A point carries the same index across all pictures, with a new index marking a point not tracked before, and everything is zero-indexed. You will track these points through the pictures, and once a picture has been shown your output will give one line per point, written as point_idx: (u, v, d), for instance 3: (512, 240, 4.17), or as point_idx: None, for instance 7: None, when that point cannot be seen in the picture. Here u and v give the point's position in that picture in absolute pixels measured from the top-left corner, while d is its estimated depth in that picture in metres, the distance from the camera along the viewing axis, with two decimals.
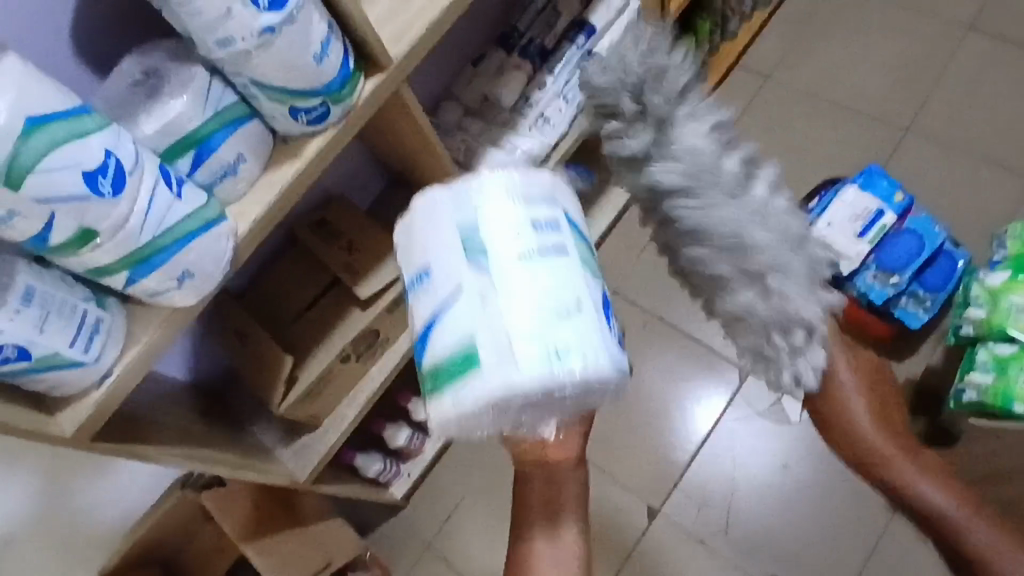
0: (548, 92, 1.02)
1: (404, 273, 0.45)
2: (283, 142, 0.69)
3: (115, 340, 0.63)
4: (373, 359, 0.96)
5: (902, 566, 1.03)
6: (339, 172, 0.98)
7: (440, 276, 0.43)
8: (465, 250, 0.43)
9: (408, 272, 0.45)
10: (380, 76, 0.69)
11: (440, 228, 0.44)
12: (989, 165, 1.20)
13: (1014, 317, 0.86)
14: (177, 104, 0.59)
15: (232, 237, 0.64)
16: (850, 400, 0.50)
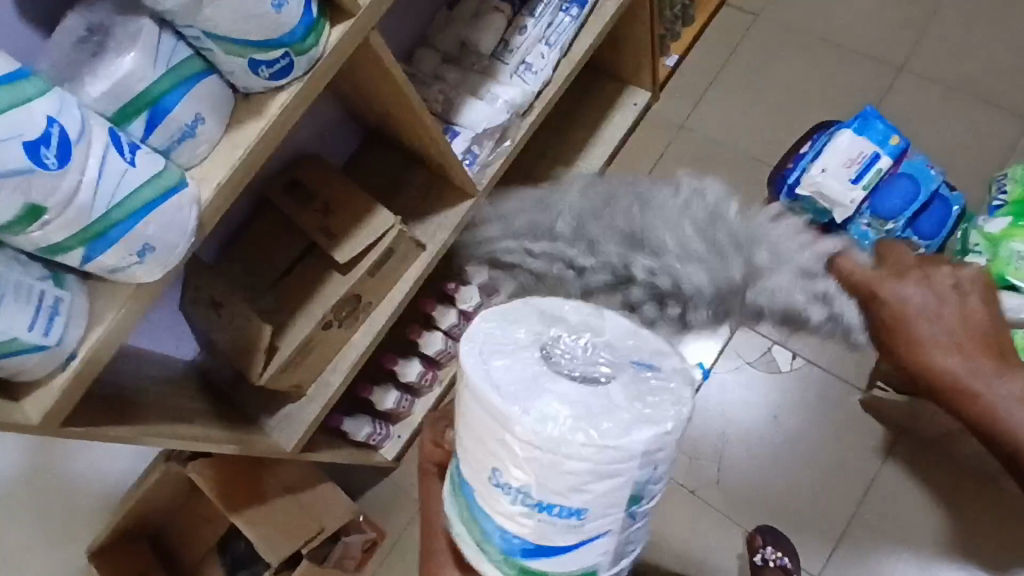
0: (530, 36, 0.95)
1: (540, 495, 0.42)
2: (245, 99, 0.64)
3: (77, 321, 0.59)
4: (355, 326, 0.93)
5: (888, 511, 1.04)
6: (311, 128, 0.93)
7: (596, 517, 0.43)
8: (614, 511, 0.44)
9: (558, 501, 0.42)
10: (347, 23, 0.64)
11: (600, 488, 0.42)
12: (985, 103, 1.16)
13: (1013, 264, 0.82)
14: (124, 62, 0.53)
15: (195, 207, 0.60)
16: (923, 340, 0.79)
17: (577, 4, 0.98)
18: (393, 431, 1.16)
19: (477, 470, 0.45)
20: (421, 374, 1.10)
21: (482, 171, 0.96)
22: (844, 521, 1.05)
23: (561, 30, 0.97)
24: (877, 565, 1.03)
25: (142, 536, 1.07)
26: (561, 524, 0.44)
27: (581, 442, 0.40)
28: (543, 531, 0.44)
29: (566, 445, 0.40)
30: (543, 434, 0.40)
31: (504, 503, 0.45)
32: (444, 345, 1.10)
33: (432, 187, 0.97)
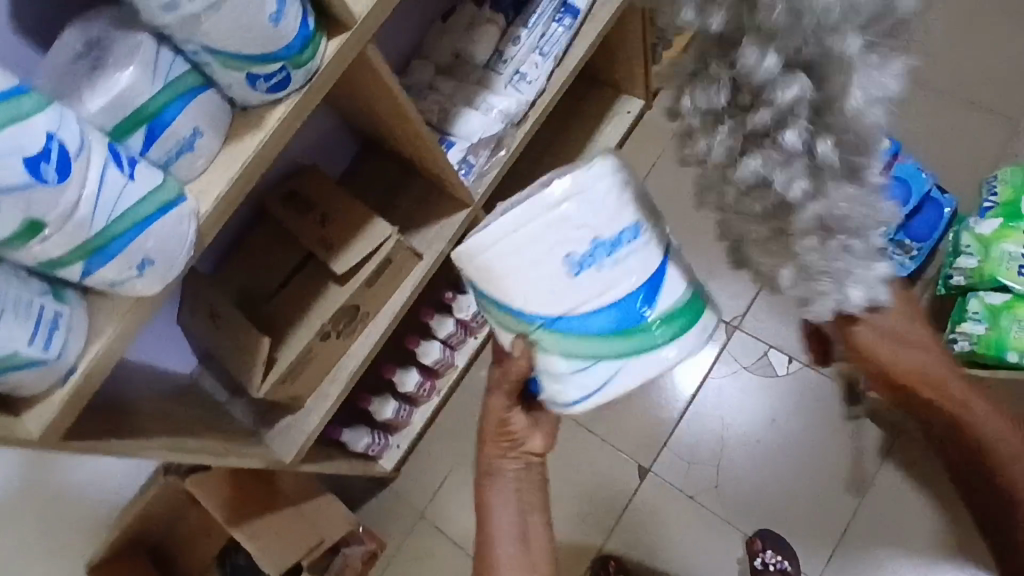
0: (523, 46, 0.96)
1: (609, 232, 0.52)
2: (243, 112, 0.64)
3: (77, 335, 0.59)
4: (353, 336, 0.93)
5: (886, 513, 1.05)
6: (308, 140, 0.94)
7: (649, 233, 0.55)
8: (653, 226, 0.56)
9: (619, 229, 0.53)
10: (344, 37, 0.64)
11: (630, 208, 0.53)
12: (974, 108, 1.17)
13: (1006, 265, 0.85)
14: (123, 77, 0.54)
15: (194, 219, 0.60)
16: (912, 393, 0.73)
17: (571, 14, 0.99)
18: (391, 441, 1.16)
19: (532, 299, 0.54)
20: (419, 383, 1.11)
21: (478, 181, 0.98)
22: (843, 524, 1.06)
23: (554, 41, 0.98)
24: (876, 567, 1.04)
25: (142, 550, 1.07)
26: (633, 248, 0.54)
27: (599, 191, 0.52)
28: (621, 279, 0.54)
29: (586, 201, 0.51)
30: (568, 203, 0.51)
31: (597, 274, 0.53)
32: (442, 354, 1.10)
33: (428, 196, 0.98)
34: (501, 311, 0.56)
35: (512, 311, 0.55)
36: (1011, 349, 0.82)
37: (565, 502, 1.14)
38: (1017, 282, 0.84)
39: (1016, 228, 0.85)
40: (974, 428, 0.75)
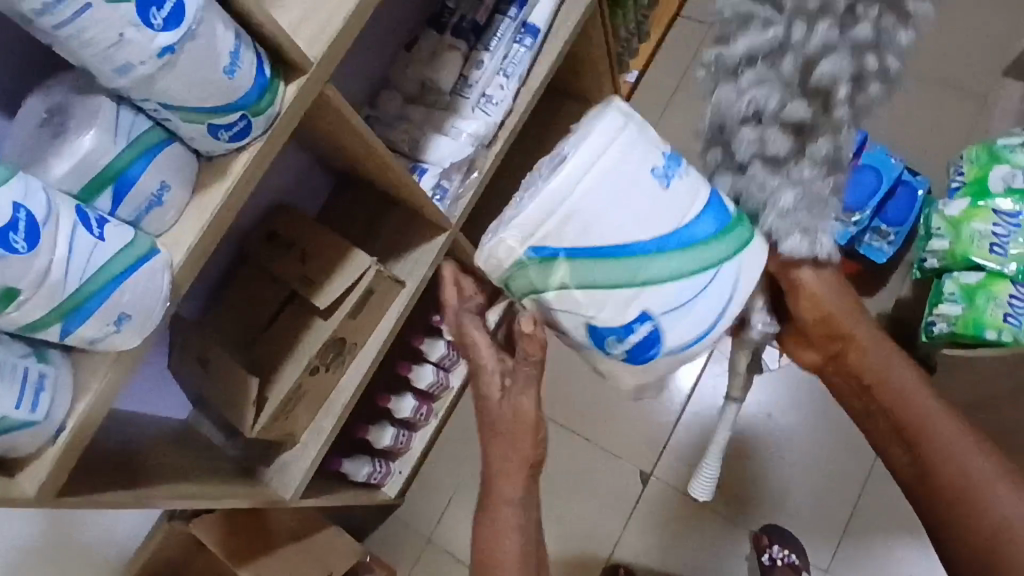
0: (486, 69, 0.98)
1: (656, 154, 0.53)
2: (209, 162, 0.66)
3: (63, 394, 0.60)
4: (343, 368, 0.94)
5: (891, 499, 1.05)
6: (283, 179, 0.96)
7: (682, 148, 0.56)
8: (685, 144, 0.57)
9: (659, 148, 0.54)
10: (301, 80, 0.66)
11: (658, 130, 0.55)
12: (941, 88, 1.18)
13: (977, 244, 0.85)
14: (86, 140, 0.55)
15: (168, 271, 0.61)
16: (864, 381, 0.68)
17: (531, 34, 1.01)
18: (393, 467, 1.17)
19: (623, 228, 0.51)
20: (415, 408, 1.12)
21: (454, 205, 0.99)
22: (848, 513, 1.06)
23: (517, 61, 1.00)
24: (886, 554, 1.03)
25: None
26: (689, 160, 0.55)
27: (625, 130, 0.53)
28: (689, 190, 0.54)
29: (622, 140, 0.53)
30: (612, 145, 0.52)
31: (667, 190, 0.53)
32: (435, 377, 1.11)
33: (407, 224, 0.99)
34: (581, 264, 0.52)
35: (596, 253, 0.52)
36: (989, 326, 0.83)
37: (571, 514, 1.14)
38: (990, 260, 0.85)
39: (985, 207, 0.86)
40: (926, 440, 0.64)
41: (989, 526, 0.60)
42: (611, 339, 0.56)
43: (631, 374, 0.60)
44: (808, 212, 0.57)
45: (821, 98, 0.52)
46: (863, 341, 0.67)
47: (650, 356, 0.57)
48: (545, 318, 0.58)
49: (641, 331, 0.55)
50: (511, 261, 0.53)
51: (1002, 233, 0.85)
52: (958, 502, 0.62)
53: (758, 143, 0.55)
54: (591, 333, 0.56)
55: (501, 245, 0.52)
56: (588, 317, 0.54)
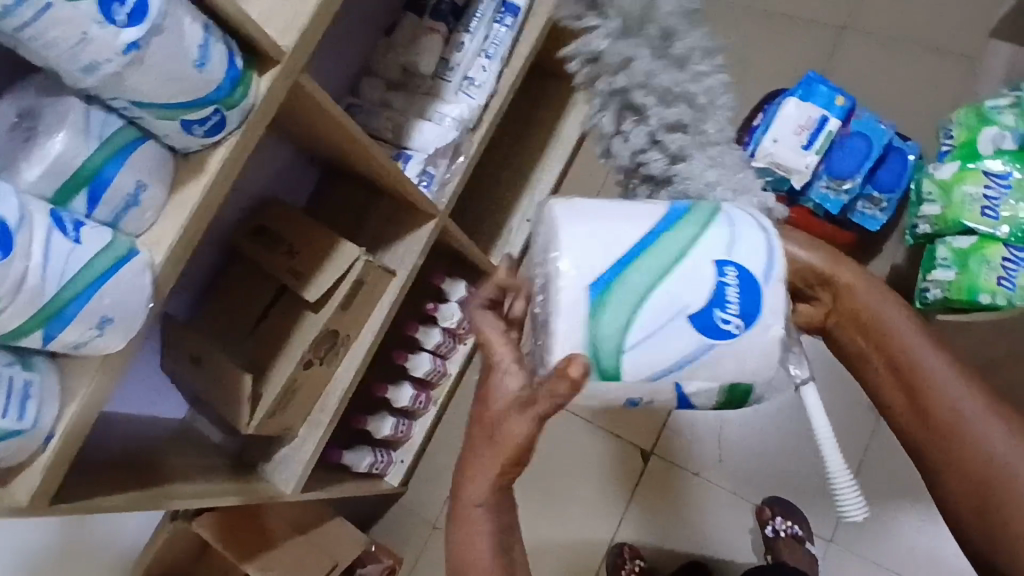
0: (467, 51, 0.96)
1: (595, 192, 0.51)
2: (185, 158, 0.65)
3: (51, 400, 0.60)
4: (337, 361, 0.94)
5: (894, 467, 1.04)
6: (266, 174, 0.95)
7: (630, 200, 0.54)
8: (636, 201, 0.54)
9: None
10: (274, 71, 0.65)
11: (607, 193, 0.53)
12: (931, 51, 1.16)
13: (969, 207, 0.84)
14: (56, 142, 0.54)
15: (148, 271, 0.61)
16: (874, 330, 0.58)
17: (511, 13, 0.99)
18: (395, 457, 1.18)
19: (632, 218, 0.47)
20: (413, 397, 1.11)
21: (440, 191, 0.98)
22: None
23: (498, 41, 0.99)
24: (888, 520, 1.04)
25: None
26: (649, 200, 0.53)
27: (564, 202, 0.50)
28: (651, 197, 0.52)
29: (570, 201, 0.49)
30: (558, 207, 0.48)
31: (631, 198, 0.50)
32: (433, 365, 1.11)
33: (395, 212, 0.98)
34: (630, 277, 0.45)
35: (622, 264, 0.45)
36: (983, 291, 0.82)
37: (573, 495, 1.14)
38: (982, 223, 0.83)
39: (975, 168, 0.84)
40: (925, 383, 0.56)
41: (978, 463, 0.55)
42: (718, 314, 0.46)
43: (772, 356, 0.47)
44: (734, 177, 0.57)
45: (679, 83, 0.54)
46: (851, 282, 0.58)
47: (765, 304, 0.47)
48: (650, 371, 0.46)
49: (732, 283, 0.46)
50: (579, 328, 0.45)
51: (994, 194, 0.83)
52: (947, 443, 0.55)
53: (664, 154, 0.56)
54: (700, 330, 0.46)
55: (564, 331, 0.45)
56: (681, 313, 0.45)
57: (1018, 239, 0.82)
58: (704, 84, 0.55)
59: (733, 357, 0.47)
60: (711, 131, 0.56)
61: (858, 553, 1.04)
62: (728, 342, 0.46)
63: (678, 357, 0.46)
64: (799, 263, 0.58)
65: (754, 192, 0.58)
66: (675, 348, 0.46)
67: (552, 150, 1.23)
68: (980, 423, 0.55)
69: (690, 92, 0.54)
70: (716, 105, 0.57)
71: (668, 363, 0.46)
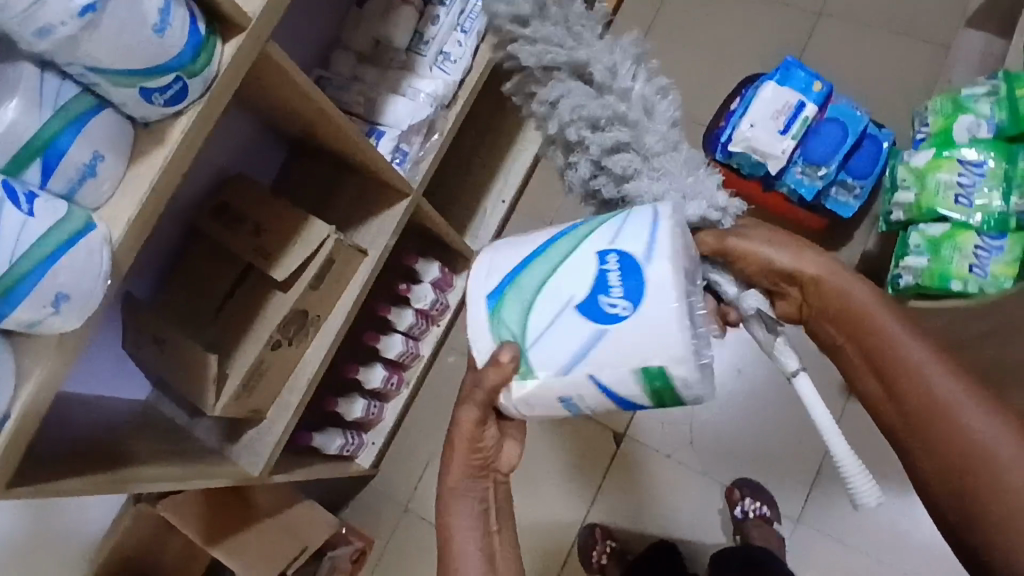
0: (443, 25, 0.94)
1: None
2: (146, 129, 0.62)
3: (5, 381, 0.57)
4: (306, 341, 0.92)
5: (861, 449, 1.06)
6: (232, 149, 0.91)
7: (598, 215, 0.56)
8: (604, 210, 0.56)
9: None
10: (239, 37, 0.62)
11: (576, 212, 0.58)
12: (905, 37, 1.17)
13: (942, 194, 0.85)
14: (7, 111, 0.51)
15: (107, 246, 0.58)
16: (851, 317, 0.58)
17: None
18: (366, 439, 1.16)
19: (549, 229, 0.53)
20: (385, 379, 1.10)
21: (414, 169, 0.96)
22: (817, 462, 1.07)
23: (474, 16, 0.96)
24: None
25: None
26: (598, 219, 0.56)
27: None
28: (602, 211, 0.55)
29: None
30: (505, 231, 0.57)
31: None
32: (404, 346, 1.10)
33: (366, 190, 0.95)
34: (524, 276, 0.50)
35: (524, 264, 0.51)
36: (954, 277, 0.84)
37: (546, 476, 1.15)
38: (956, 211, 0.84)
39: (950, 157, 0.85)
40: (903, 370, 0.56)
41: (960, 450, 0.54)
42: (603, 299, 0.47)
43: (672, 334, 0.45)
44: (683, 184, 0.54)
45: (602, 106, 0.54)
46: (817, 274, 0.58)
47: (650, 285, 0.46)
48: (552, 363, 0.48)
49: (613, 270, 0.48)
50: (484, 327, 0.52)
51: (967, 182, 0.84)
52: (937, 434, 0.55)
53: (611, 177, 0.56)
54: (592, 318, 0.47)
55: (474, 331, 0.53)
56: (568, 304, 0.48)
57: (992, 226, 0.83)
58: (634, 100, 0.55)
59: (635, 340, 0.46)
60: (650, 141, 0.54)
61: (825, 533, 1.06)
62: (621, 326, 0.46)
63: (575, 349, 0.48)
64: (762, 257, 0.57)
65: (700, 196, 0.54)
66: (574, 342, 0.48)
67: (528, 129, 1.21)
68: (961, 407, 0.54)
69: (618, 111, 0.55)
70: (653, 116, 0.55)
71: (568, 354, 0.48)
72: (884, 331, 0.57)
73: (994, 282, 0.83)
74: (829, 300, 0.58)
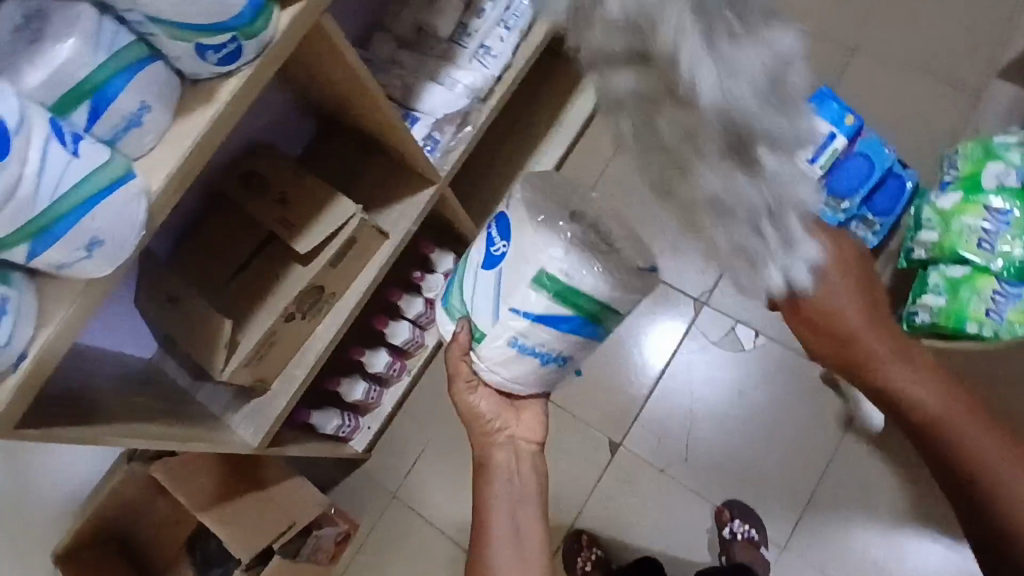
0: (488, 19, 0.94)
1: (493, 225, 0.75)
2: (193, 86, 0.62)
3: (27, 320, 0.57)
4: (319, 317, 0.92)
5: (853, 482, 1.07)
6: (264, 118, 0.91)
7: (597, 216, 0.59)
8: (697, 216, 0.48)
9: None
10: (297, 7, 0.62)
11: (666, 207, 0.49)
12: (935, 81, 1.18)
13: (965, 238, 0.86)
14: (62, 49, 0.51)
15: (144, 197, 0.58)
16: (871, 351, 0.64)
17: None
18: (362, 422, 1.16)
19: None
20: (388, 364, 1.10)
21: (444, 158, 0.96)
22: (809, 491, 1.08)
23: (518, 13, 0.97)
24: (842, 532, 1.06)
25: (107, 541, 1.02)
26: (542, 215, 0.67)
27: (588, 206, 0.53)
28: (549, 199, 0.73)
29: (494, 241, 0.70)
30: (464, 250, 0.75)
31: None
32: (411, 334, 1.10)
33: (391, 174, 0.96)
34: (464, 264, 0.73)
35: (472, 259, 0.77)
36: (971, 320, 0.84)
37: None
38: (977, 255, 0.85)
39: (977, 202, 0.86)
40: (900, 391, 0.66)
41: (959, 458, 0.64)
42: (493, 252, 0.66)
43: (534, 244, 0.63)
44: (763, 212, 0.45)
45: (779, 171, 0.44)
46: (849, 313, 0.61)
47: (509, 226, 0.65)
48: (485, 315, 0.67)
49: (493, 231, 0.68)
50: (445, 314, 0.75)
51: (991, 229, 0.85)
52: (943, 447, 0.65)
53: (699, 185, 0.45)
54: (489, 268, 0.67)
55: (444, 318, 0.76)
56: (480, 268, 0.68)
57: (1011, 273, 0.85)
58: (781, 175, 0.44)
59: (515, 263, 0.64)
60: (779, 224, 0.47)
61: (810, 562, 1.07)
62: (505, 263, 0.65)
63: (492, 296, 0.66)
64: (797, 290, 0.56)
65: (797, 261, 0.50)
66: (488, 294, 0.67)
67: (555, 131, 1.22)
68: (953, 421, 0.65)
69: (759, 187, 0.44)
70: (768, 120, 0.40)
71: (489, 301, 0.66)
72: (886, 361, 0.65)
73: (1009, 328, 0.84)
74: (857, 332, 0.64)
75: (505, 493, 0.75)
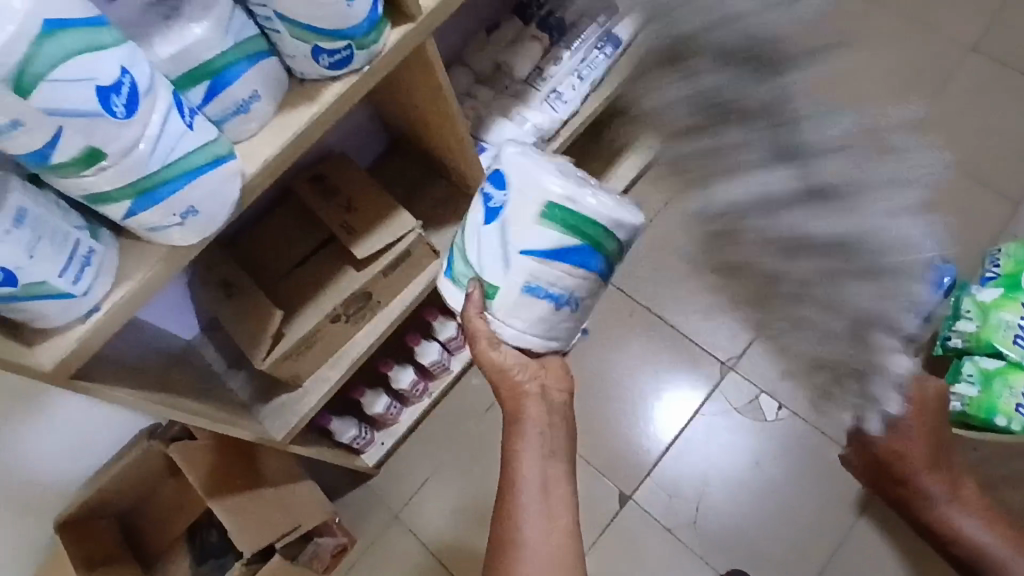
0: (563, 67, 0.99)
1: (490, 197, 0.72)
2: (299, 84, 0.66)
3: (106, 276, 0.59)
4: (362, 323, 0.94)
5: (861, 570, 1.05)
6: (342, 128, 0.96)
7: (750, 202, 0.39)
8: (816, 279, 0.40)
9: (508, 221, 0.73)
10: (407, 27, 0.66)
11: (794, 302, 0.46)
12: (979, 185, 1.22)
13: (1002, 332, 0.88)
14: (196, 29, 0.55)
15: (239, 178, 0.61)
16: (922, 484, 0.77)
17: None
18: (376, 437, 1.17)
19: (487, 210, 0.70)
20: (413, 382, 1.12)
21: None
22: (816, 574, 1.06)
23: None
24: None
25: (110, 517, 1.01)
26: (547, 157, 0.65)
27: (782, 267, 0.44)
28: None
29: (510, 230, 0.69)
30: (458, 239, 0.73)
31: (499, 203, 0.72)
32: (439, 356, 1.12)
33: (451, 197, 0.99)
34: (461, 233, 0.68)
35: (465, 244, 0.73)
36: (1001, 413, 0.85)
37: None
38: (1013, 350, 0.87)
39: (1016, 299, 0.89)
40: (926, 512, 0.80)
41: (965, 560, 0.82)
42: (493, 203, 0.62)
43: (536, 174, 0.59)
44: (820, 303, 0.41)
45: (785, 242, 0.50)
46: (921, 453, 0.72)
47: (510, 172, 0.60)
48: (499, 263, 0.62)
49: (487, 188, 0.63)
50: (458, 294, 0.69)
51: None
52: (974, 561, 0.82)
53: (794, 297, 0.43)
54: (490, 222, 0.62)
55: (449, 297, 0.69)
56: (480, 227, 0.63)
57: None
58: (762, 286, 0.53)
59: (520, 204, 0.60)
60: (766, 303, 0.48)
61: None
62: (507, 208, 0.61)
63: (499, 246, 0.62)
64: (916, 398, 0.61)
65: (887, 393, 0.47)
66: (494, 243, 0.62)
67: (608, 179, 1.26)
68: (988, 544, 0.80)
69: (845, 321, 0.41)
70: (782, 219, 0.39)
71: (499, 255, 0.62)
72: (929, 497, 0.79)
73: None
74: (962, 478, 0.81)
75: (536, 451, 0.71)
